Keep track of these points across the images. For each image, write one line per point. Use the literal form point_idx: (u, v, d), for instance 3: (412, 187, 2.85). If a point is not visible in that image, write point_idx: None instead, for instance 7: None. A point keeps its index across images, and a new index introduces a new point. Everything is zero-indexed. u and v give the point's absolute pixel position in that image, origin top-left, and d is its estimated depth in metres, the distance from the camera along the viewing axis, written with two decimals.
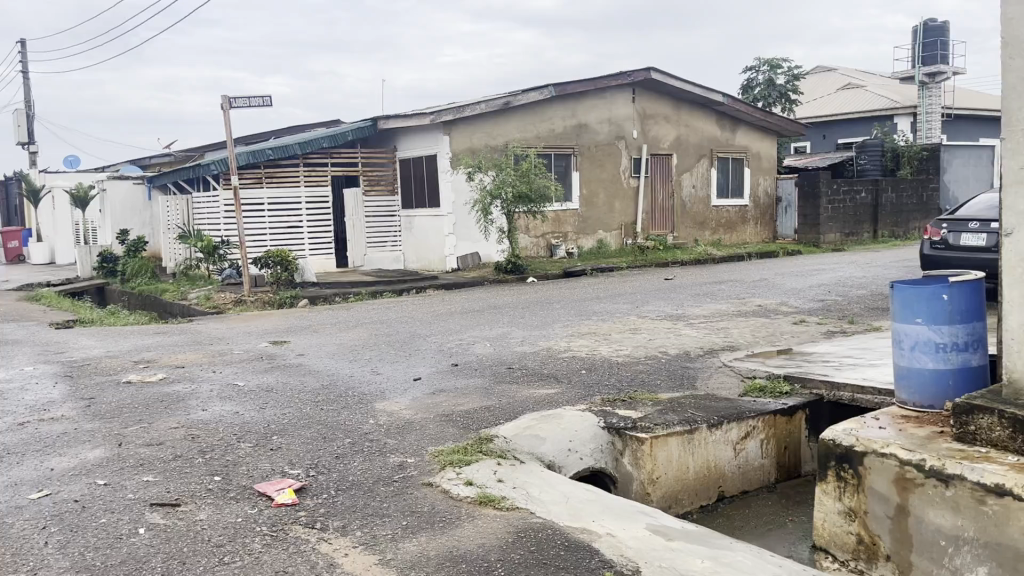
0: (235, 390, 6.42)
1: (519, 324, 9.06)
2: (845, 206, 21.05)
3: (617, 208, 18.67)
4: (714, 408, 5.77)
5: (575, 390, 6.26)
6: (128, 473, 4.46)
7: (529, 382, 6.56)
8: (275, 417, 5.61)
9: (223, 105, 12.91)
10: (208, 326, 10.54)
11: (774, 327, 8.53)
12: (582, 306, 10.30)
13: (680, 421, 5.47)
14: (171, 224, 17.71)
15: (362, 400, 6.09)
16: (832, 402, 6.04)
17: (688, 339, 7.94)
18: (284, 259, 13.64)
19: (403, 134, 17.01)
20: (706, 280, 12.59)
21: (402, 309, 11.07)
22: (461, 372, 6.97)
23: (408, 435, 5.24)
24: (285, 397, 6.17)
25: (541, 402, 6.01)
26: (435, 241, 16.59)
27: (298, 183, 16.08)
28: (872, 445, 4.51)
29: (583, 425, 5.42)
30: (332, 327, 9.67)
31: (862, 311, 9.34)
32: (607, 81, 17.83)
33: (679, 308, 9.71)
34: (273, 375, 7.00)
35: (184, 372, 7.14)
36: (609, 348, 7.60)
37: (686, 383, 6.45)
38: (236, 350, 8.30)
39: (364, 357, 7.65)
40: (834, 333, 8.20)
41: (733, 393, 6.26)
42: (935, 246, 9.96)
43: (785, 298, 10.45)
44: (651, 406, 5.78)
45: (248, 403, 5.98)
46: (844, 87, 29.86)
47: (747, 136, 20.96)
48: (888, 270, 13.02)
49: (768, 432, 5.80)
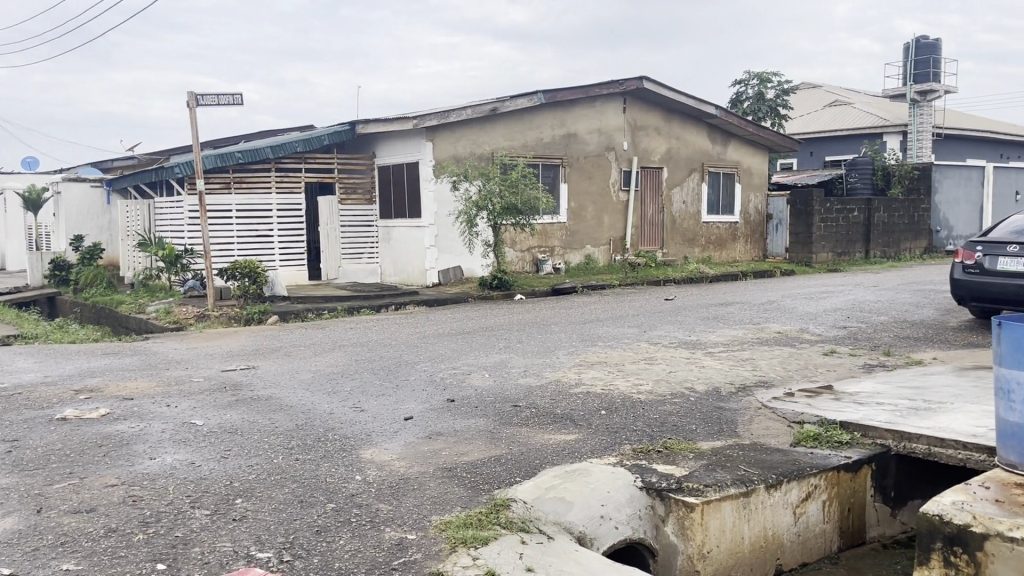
0: (192, 432, 5.37)
1: (517, 350, 8.08)
2: (837, 226, 20.30)
3: (606, 222, 17.78)
4: (769, 464, 4.84)
5: (598, 437, 5.29)
6: (42, 558, 3.41)
7: (542, 425, 5.57)
8: (240, 471, 4.57)
9: (189, 103, 11.84)
10: (167, 345, 9.48)
11: (804, 359, 7.61)
12: (583, 329, 9.35)
13: (733, 481, 4.54)
14: (130, 231, 16.52)
15: (345, 448, 5.08)
16: (899, 453, 5.12)
17: (714, 373, 6.99)
18: (253, 271, 12.53)
19: (383, 140, 16.00)
20: (711, 302, 11.72)
21: (384, 328, 10.10)
22: (459, 409, 5.97)
23: (404, 498, 4.23)
24: (252, 442, 5.14)
25: (560, 451, 5.04)
26: (415, 252, 15.55)
27: (269, 189, 15.00)
28: (996, 526, 3.60)
29: (616, 485, 4.47)
30: (307, 350, 8.63)
31: (894, 341, 8.46)
32: (598, 89, 16.97)
33: (692, 334, 8.78)
34: (238, 411, 5.95)
35: (132, 406, 6.06)
36: (627, 383, 6.64)
37: (727, 430, 5.49)
38: (195, 377, 7.24)
39: (344, 390, 6.61)
40: (874, 368, 7.31)
41: (783, 442, 5.30)
42: (969, 270, 9.18)
43: (804, 324, 9.57)
44: (694, 460, 4.84)
45: (205, 451, 4.93)
46: (831, 104, 29.36)
47: (739, 151, 20.20)
48: (901, 292, 12.25)
49: (831, 492, 4.86)
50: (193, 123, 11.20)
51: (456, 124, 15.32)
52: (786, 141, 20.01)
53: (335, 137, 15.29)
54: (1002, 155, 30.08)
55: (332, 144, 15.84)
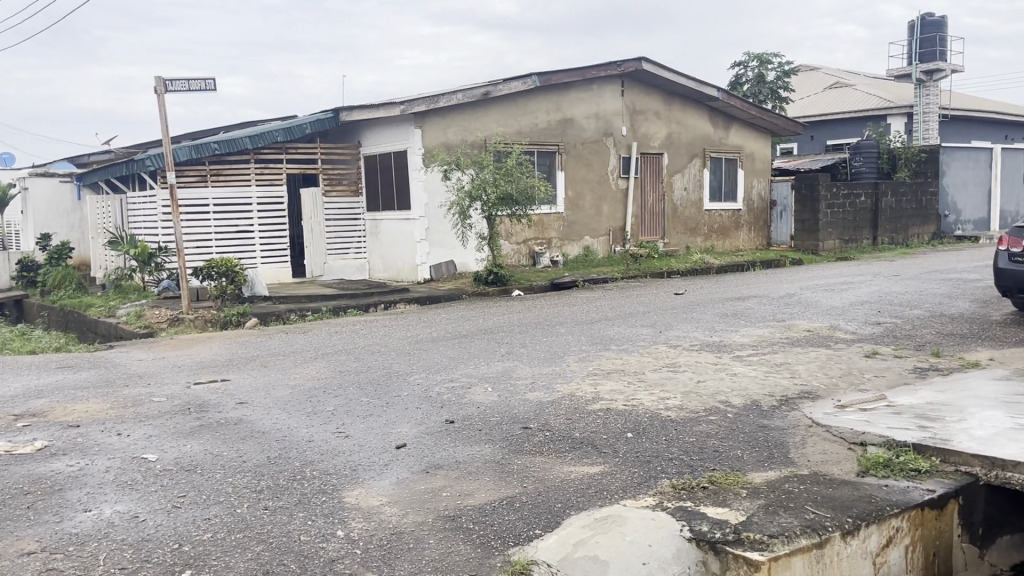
0: (142, 472, 4.47)
1: (522, 356, 7.22)
2: (844, 211, 19.44)
3: (604, 212, 16.91)
4: (840, 503, 3.97)
5: (628, 470, 4.42)
6: None
7: (559, 453, 4.71)
8: (192, 527, 3.69)
9: (157, 88, 10.89)
10: (130, 355, 8.55)
11: (845, 363, 6.76)
12: (592, 330, 8.49)
13: (802, 528, 3.66)
14: (102, 229, 15.55)
15: (326, 488, 4.22)
16: (989, 484, 4.27)
17: (749, 382, 6.13)
18: (230, 269, 11.67)
19: (369, 128, 15.08)
20: (726, 296, 10.85)
21: (375, 332, 9.21)
22: (461, 434, 5.10)
23: (397, 563, 3.40)
24: (213, 484, 4.25)
25: (586, 489, 4.18)
26: (404, 246, 14.65)
27: (248, 181, 14.06)
28: None
29: (659, 537, 3.61)
30: (288, 359, 7.72)
31: (940, 339, 7.63)
32: (594, 72, 16.07)
33: (714, 335, 7.94)
34: (200, 441, 5.06)
35: (76, 437, 5.16)
36: (652, 396, 5.78)
37: (779, 457, 4.64)
38: (156, 396, 6.32)
39: (326, 410, 5.72)
40: (927, 372, 6.49)
41: (848, 471, 4.45)
42: (1015, 258, 8.35)
43: (834, 319, 8.75)
44: (750, 500, 3.98)
45: (152, 499, 4.03)
46: (831, 86, 28.63)
47: (741, 135, 19.32)
48: (928, 283, 11.39)
49: (915, 534, 4.01)
50: (161, 109, 10.27)
51: (447, 110, 14.43)
52: (790, 124, 19.14)
53: (318, 125, 14.34)
54: (1007, 137, 29.37)
55: (315, 134, 14.90)
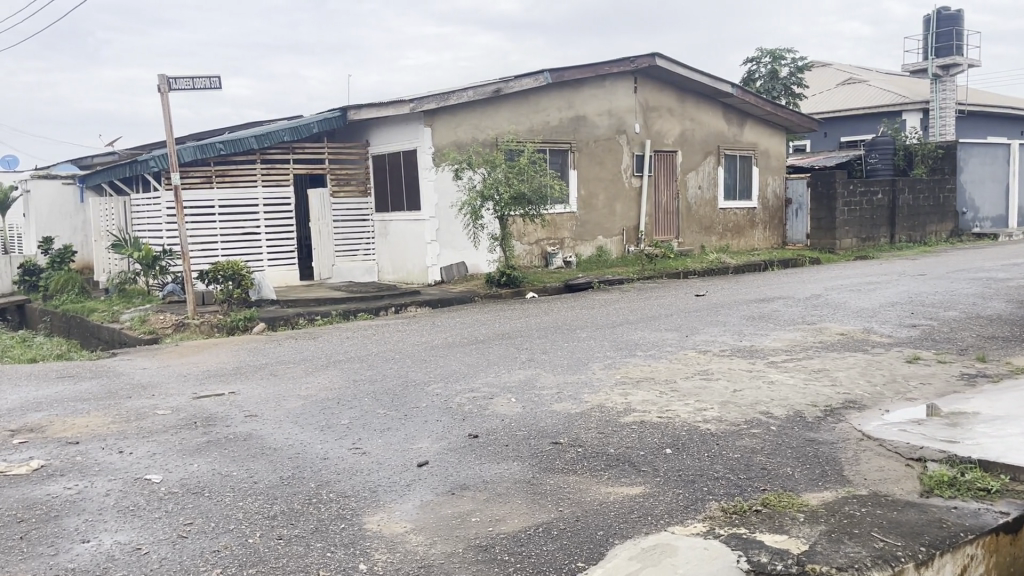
0: (145, 495, 4.14)
1: (544, 363, 6.87)
2: (861, 209, 19.05)
3: (618, 211, 16.56)
4: (909, 529, 3.61)
5: (671, 491, 4.08)
6: None
7: (595, 471, 4.36)
8: (199, 561, 3.35)
9: (161, 87, 10.56)
10: (134, 363, 8.21)
11: (887, 370, 6.39)
12: (614, 334, 8.13)
13: (872, 559, 3.31)
14: (105, 232, 15.25)
15: (346, 513, 3.88)
16: None
17: (789, 391, 5.77)
18: (237, 272, 11.32)
19: (378, 127, 14.74)
20: (750, 297, 10.50)
21: (388, 337, 8.86)
22: (487, 450, 4.76)
23: None
24: (222, 510, 3.91)
25: (627, 513, 3.83)
26: (414, 247, 14.31)
27: (254, 182, 13.74)
28: None
29: (715, 570, 3.25)
30: (297, 367, 7.36)
31: (981, 342, 7.26)
32: (607, 68, 15.72)
33: (744, 339, 7.57)
34: (207, 459, 4.72)
35: (75, 456, 4.82)
36: (687, 406, 5.43)
37: (833, 475, 4.29)
38: (158, 409, 5.99)
39: (341, 424, 5.38)
40: (975, 378, 6.11)
41: (910, 491, 4.08)
42: None
43: (867, 322, 8.37)
44: (809, 525, 3.63)
45: (156, 528, 3.69)
46: (845, 82, 28.24)
47: (755, 132, 18.95)
48: (958, 282, 11.00)
49: (990, 562, 3.64)
50: (165, 109, 9.94)
51: (457, 108, 14.09)
52: (806, 120, 18.74)
53: (326, 124, 14.01)
54: None
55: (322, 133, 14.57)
